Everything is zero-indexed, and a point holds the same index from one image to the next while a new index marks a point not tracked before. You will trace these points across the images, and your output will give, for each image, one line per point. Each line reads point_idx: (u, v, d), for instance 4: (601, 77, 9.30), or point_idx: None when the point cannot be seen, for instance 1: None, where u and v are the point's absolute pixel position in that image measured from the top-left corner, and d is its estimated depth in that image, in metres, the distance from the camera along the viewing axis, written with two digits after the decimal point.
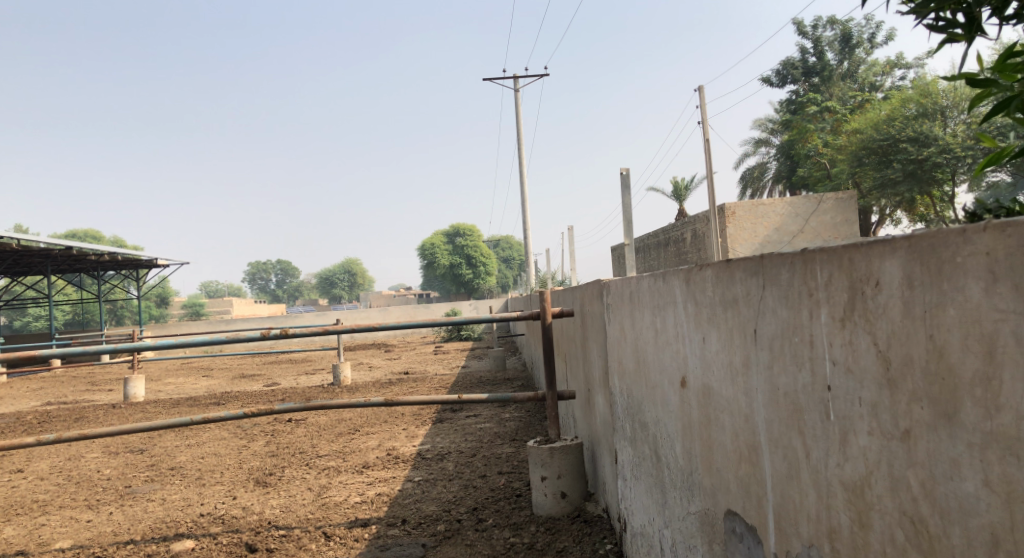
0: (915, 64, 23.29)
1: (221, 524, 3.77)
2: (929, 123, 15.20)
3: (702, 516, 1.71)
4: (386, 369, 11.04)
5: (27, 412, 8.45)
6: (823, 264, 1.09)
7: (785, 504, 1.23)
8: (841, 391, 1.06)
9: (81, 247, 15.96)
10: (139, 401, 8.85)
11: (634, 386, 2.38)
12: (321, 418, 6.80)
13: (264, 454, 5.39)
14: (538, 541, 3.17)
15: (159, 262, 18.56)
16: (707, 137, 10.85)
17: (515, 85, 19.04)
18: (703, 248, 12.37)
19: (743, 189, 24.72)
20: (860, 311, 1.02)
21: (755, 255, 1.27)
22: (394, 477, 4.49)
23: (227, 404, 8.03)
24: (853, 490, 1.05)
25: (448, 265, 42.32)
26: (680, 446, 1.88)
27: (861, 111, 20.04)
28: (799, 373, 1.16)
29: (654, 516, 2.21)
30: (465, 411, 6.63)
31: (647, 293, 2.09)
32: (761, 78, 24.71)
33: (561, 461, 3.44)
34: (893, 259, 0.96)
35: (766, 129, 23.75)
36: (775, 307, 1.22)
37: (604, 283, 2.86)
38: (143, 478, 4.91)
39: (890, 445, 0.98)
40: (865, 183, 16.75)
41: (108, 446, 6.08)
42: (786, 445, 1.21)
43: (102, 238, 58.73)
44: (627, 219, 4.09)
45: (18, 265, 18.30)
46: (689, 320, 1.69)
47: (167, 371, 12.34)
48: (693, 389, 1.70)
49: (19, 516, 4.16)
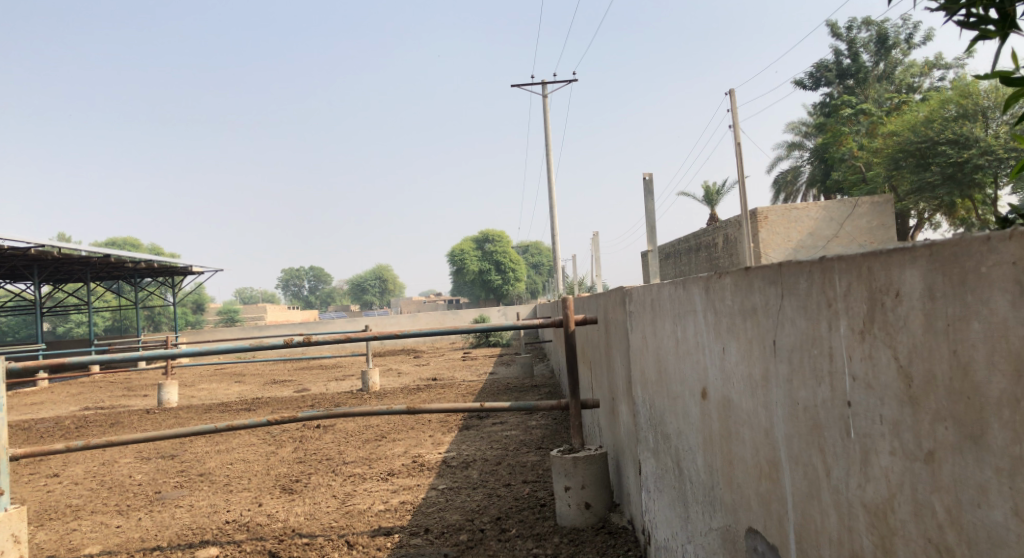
0: (955, 64, 22.83)
1: (246, 531, 3.77)
2: (970, 124, 14.89)
3: (725, 533, 1.65)
4: (415, 375, 11.08)
5: (66, 417, 8.59)
6: (842, 273, 1.03)
7: (807, 524, 1.17)
8: (862, 407, 1.01)
9: (119, 255, 16.24)
10: (172, 407, 8.95)
11: (656, 396, 2.32)
12: (349, 424, 6.83)
13: (291, 461, 5.40)
14: (561, 552, 3.12)
15: (194, 269, 18.84)
16: (740, 140, 10.72)
17: (544, 90, 19.06)
18: (734, 253, 12.24)
19: (776, 194, 24.49)
20: (880, 322, 0.96)
21: (773, 262, 1.21)
22: (419, 485, 4.47)
23: (257, 409, 8.09)
24: (876, 513, 0.99)
25: (478, 272, 42.43)
26: (702, 458, 1.82)
27: (898, 113, 19.69)
28: (819, 388, 1.10)
29: (677, 530, 2.15)
30: (491, 419, 6.61)
31: (668, 301, 2.04)
32: (794, 81, 24.37)
33: (585, 471, 3.38)
34: (915, 267, 0.90)
35: (799, 133, 23.48)
36: (793, 317, 1.16)
37: (626, 290, 2.81)
38: (173, 483, 4.94)
39: (913, 466, 0.92)
40: (902, 186, 16.43)
41: (141, 451, 6.14)
42: (806, 462, 1.15)
43: (139, 247, 59.83)
44: (650, 226, 4.03)
45: (58, 272, 18.65)
46: (709, 330, 1.64)
47: (201, 377, 12.50)
48: (713, 401, 1.64)
49: (51, 521, 4.20)
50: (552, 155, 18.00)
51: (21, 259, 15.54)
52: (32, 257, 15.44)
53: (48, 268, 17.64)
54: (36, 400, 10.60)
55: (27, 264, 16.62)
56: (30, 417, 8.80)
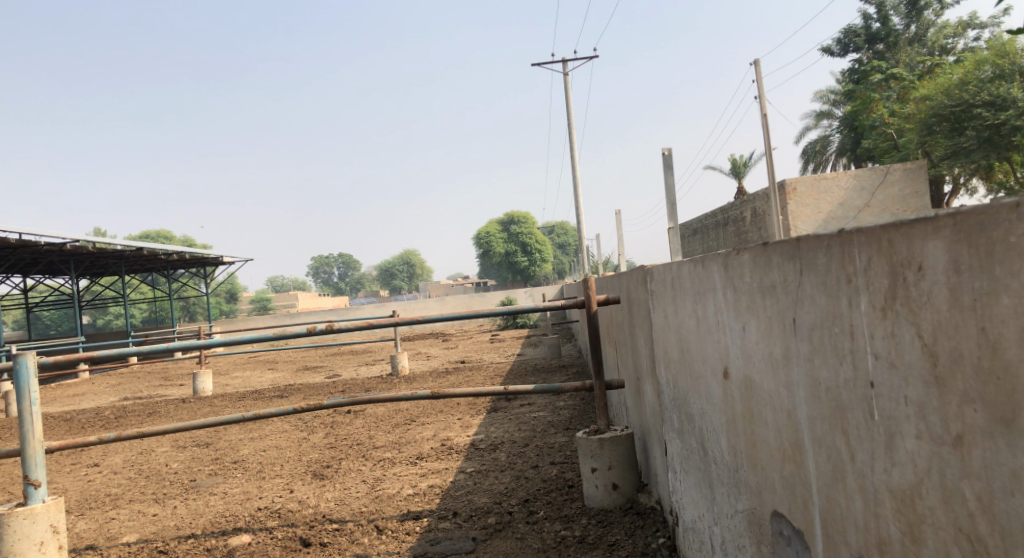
0: (990, 23, 22.16)
1: (278, 518, 3.78)
2: (1007, 85, 14.39)
3: (750, 516, 1.61)
4: (444, 358, 11.13)
5: (105, 407, 8.74)
6: (861, 247, 0.97)
7: (831, 508, 1.12)
8: (886, 389, 0.95)
9: (153, 248, 16.47)
10: (207, 396, 9.06)
11: (679, 375, 2.27)
12: (378, 410, 6.86)
13: (323, 446, 5.43)
14: (589, 534, 3.09)
15: (224, 260, 19.04)
16: (766, 109, 10.54)
17: (565, 68, 18.93)
18: (763, 226, 12.09)
19: (806, 163, 24.08)
20: (903, 299, 0.91)
21: (790, 237, 1.16)
22: (447, 469, 4.46)
23: (289, 396, 8.18)
24: (902, 499, 0.94)
25: (505, 254, 42.40)
26: (726, 439, 1.78)
27: (930, 76, 19.15)
28: (841, 367, 1.05)
29: (704, 512, 2.10)
30: (520, 400, 6.61)
31: (687, 279, 1.98)
32: (821, 48, 23.79)
33: (611, 452, 3.34)
34: (937, 239, 0.85)
35: (828, 101, 23.02)
36: (813, 294, 1.11)
37: (647, 269, 2.76)
38: (207, 471, 4.99)
39: (941, 451, 0.87)
40: (936, 152, 16.06)
41: (177, 440, 6.23)
42: (829, 445, 1.10)
43: (172, 240, 60.67)
44: (670, 201, 3.96)
45: (93, 266, 18.97)
46: (729, 307, 1.58)
47: (234, 365, 12.64)
48: (736, 381, 1.58)
49: (91, 510, 4.25)
50: (574, 133, 17.84)
51: (58, 254, 15.84)
52: (68, 252, 15.69)
53: (84, 263, 17.94)
54: (76, 392, 10.80)
55: (63, 259, 16.85)
56: (71, 409, 8.98)
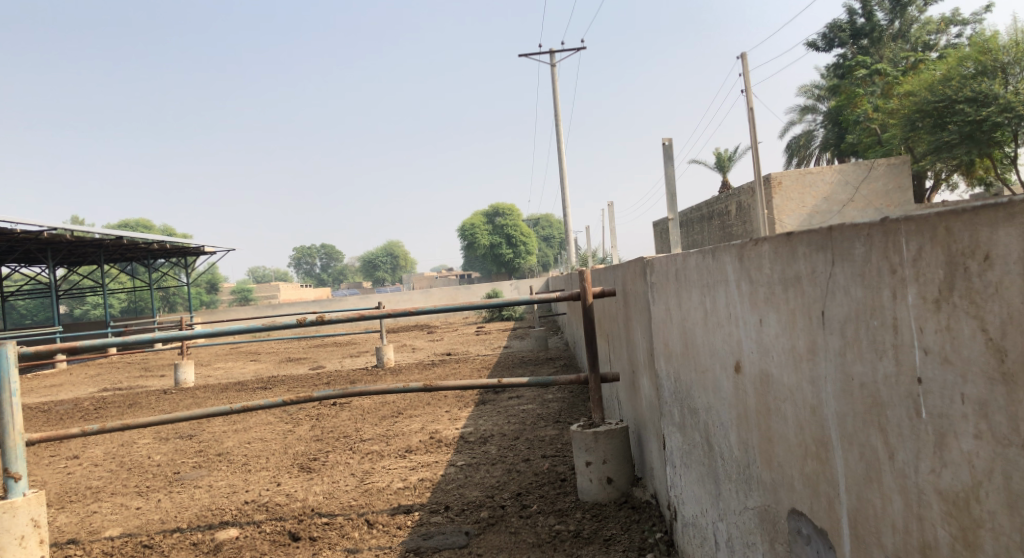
0: (972, 20, 22.29)
1: (265, 511, 3.72)
2: (988, 82, 14.45)
3: (761, 512, 1.58)
4: (429, 350, 11.06)
5: (85, 398, 8.61)
6: (910, 236, 0.94)
7: (863, 508, 1.09)
8: (936, 384, 0.92)
9: (133, 237, 16.26)
10: (189, 386, 8.95)
11: (681, 368, 2.23)
12: (364, 401, 6.80)
13: (309, 439, 5.35)
14: (584, 528, 3.05)
15: (205, 250, 18.81)
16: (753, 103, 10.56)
17: (552, 60, 18.85)
18: (748, 220, 12.13)
19: (789, 157, 24.17)
20: (961, 290, 0.87)
21: (822, 225, 1.12)
22: (437, 462, 4.41)
23: (273, 387, 8.10)
24: (953, 503, 0.91)
25: (489, 245, 42.27)
26: (735, 435, 1.74)
27: (914, 72, 19.26)
28: (880, 362, 1.01)
29: (706, 508, 2.08)
30: (508, 393, 6.57)
31: (694, 271, 1.94)
32: (806, 43, 23.86)
33: (606, 445, 3.30)
34: (1009, 228, 0.82)
35: (812, 96, 23.05)
36: (846, 286, 1.07)
37: (648, 261, 2.71)
38: (191, 464, 4.90)
39: (1006, 452, 0.84)
40: (919, 147, 16.20)
41: (159, 432, 6.14)
42: (863, 443, 1.07)
43: (152, 229, 59.81)
44: (669, 192, 3.92)
45: (72, 254, 18.68)
46: (743, 300, 1.54)
47: (217, 356, 12.52)
48: (748, 376, 1.55)
49: (72, 504, 4.17)
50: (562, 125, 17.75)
51: (37, 242, 15.58)
52: (46, 240, 15.44)
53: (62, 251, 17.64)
54: (54, 382, 10.62)
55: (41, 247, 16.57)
56: (51, 399, 8.83)
